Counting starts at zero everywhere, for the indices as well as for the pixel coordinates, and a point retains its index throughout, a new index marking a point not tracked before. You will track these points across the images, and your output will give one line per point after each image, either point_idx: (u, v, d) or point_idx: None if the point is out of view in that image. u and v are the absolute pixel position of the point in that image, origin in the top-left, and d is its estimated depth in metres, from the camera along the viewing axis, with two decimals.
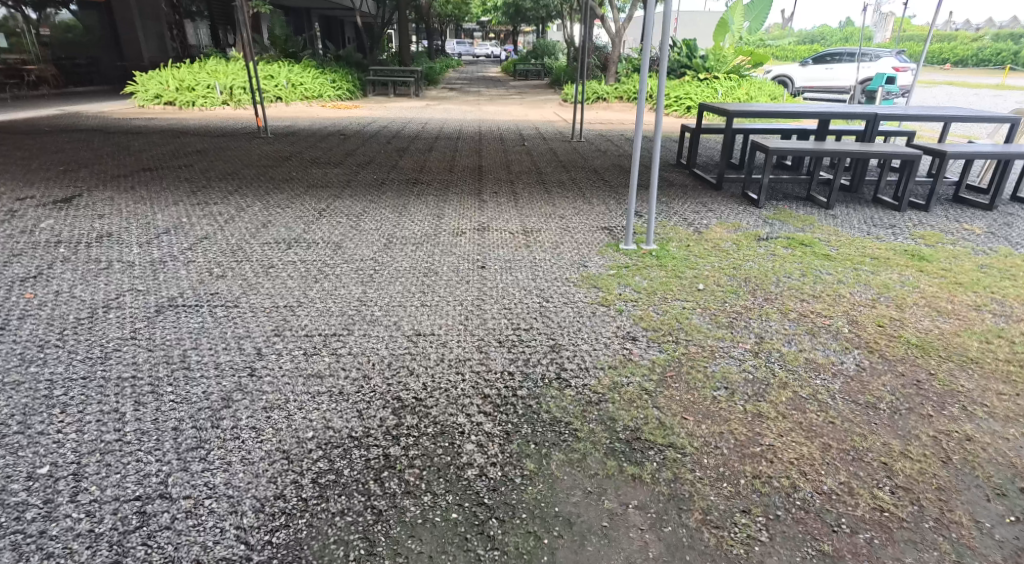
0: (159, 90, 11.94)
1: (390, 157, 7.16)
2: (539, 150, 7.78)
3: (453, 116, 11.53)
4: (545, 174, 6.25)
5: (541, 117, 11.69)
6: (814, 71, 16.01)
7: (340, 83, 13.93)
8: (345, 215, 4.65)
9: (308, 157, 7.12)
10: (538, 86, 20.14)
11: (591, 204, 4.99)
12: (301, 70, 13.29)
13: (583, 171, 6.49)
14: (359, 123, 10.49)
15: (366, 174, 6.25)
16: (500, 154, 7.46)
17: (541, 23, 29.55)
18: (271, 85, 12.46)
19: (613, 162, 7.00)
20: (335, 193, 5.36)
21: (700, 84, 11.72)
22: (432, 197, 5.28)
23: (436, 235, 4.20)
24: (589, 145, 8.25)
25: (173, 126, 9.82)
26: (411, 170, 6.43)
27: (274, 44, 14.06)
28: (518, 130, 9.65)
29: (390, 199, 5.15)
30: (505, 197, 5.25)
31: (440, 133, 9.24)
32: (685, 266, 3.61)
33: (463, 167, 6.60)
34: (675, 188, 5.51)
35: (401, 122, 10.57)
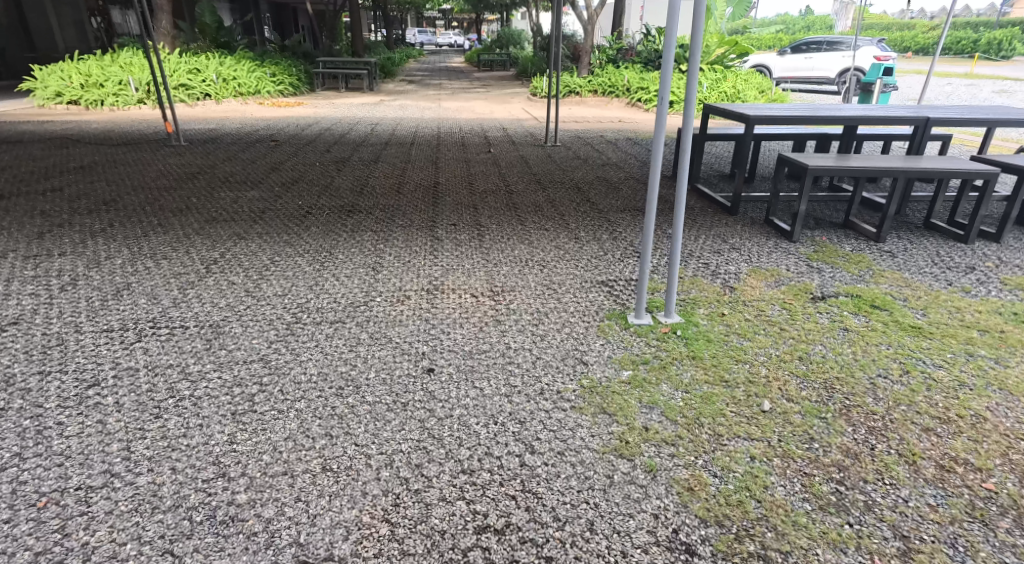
0: (61, 88, 10.44)
1: (328, 173, 5.89)
2: (507, 160, 6.59)
3: (409, 115, 10.22)
4: (518, 195, 5.05)
5: (508, 115, 10.46)
6: (793, 61, 15.09)
7: (280, 76, 12.40)
8: (246, 273, 3.43)
9: (222, 175, 5.84)
10: (504, 77, 18.95)
11: (578, 245, 3.84)
12: (235, 63, 11.76)
13: (565, 189, 5.27)
14: (297, 123, 9.07)
15: (288, 200, 4.94)
16: (461, 165, 6.23)
17: (504, 11, 28.41)
18: (197, 80, 10.90)
19: (597, 175, 5.83)
20: (240, 234, 4.09)
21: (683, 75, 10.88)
22: (368, 236, 4.03)
23: (366, 306, 2.98)
24: (565, 151, 7.08)
25: (70, 132, 8.34)
26: (350, 191, 5.20)
27: (205, 35, 12.47)
28: (482, 132, 8.43)
29: (313, 242, 3.91)
30: (465, 235, 4.04)
31: (391, 137, 7.95)
32: (729, 357, 2.41)
33: (414, 186, 5.33)
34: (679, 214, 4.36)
35: (348, 122, 9.23)
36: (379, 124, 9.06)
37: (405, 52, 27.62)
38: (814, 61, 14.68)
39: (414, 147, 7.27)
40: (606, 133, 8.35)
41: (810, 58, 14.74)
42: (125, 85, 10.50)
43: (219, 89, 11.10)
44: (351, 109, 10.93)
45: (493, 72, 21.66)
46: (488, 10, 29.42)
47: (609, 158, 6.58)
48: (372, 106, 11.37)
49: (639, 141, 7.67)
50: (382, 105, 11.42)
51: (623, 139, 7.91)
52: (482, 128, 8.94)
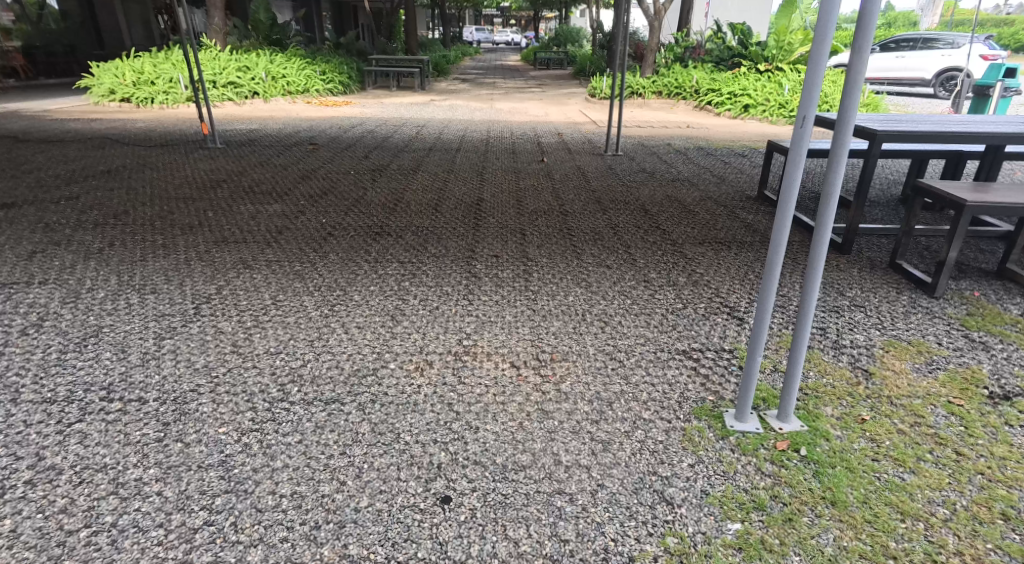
0: (113, 84, 10.24)
1: (363, 184, 5.29)
2: (561, 172, 5.83)
3: (459, 117, 9.62)
4: (573, 218, 4.30)
5: (564, 118, 9.72)
6: (882, 60, 13.83)
7: (330, 75, 11.96)
8: (246, 313, 2.82)
9: (248, 183, 5.31)
10: (560, 77, 18.20)
11: (652, 293, 3.08)
12: (284, 61, 11.37)
13: (631, 212, 4.49)
14: (342, 124, 8.61)
15: (309, 217, 4.33)
16: (510, 177, 5.55)
17: (563, 8, 27.61)
18: (246, 78, 10.52)
19: (666, 193, 5.02)
20: (248, 260, 3.49)
21: (760, 76, 10.04)
22: (391, 271, 3.37)
23: (374, 377, 2.32)
24: (628, 161, 6.31)
25: (111, 130, 8.03)
26: (382, 206, 4.59)
27: (257, 31, 12.10)
28: (536, 137, 7.74)
29: (329, 275, 3.28)
30: (508, 274, 3.31)
31: (437, 141, 7.32)
32: (888, 507, 1.70)
33: (452, 205, 4.64)
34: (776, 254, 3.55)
35: (395, 124, 8.70)
36: (426, 127, 8.48)
37: (460, 50, 27.12)
38: (906, 61, 13.36)
39: (460, 153, 6.65)
40: (674, 141, 7.54)
41: (902, 57, 13.44)
42: (174, 83, 10.24)
43: (268, 87, 10.70)
44: (399, 110, 10.41)
45: (549, 71, 20.93)
46: (546, 7, 28.58)
47: (678, 172, 5.74)
48: (422, 106, 10.83)
49: (712, 151, 6.82)
50: (432, 106, 10.89)
51: (693, 148, 7.09)
52: (536, 132, 8.23)
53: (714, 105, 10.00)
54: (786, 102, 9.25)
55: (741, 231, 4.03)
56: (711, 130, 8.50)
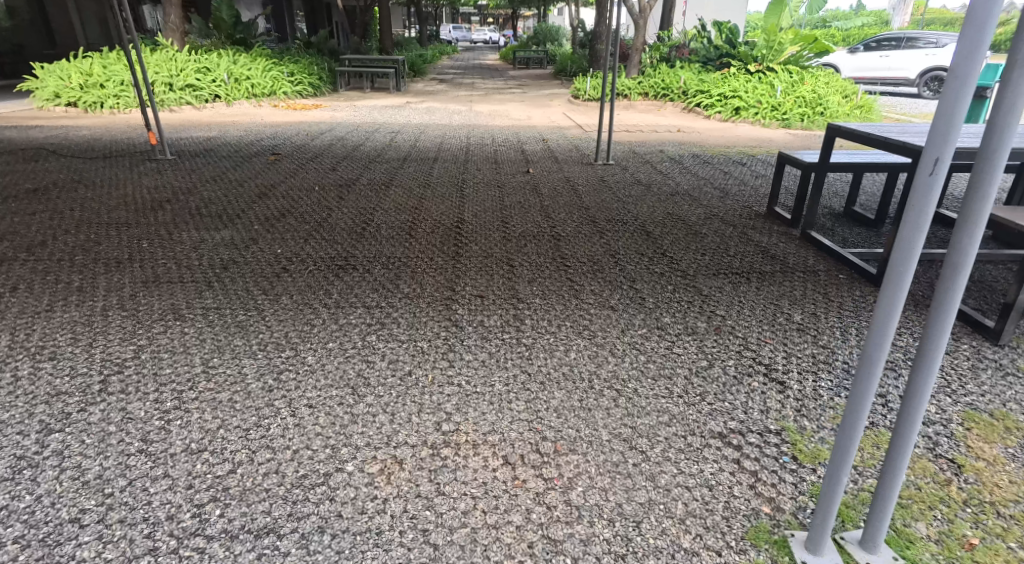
0: (58, 88, 9.49)
1: (326, 202, 4.71)
2: (549, 185, 5.31)
3: (436, 121, 9.03)
4: (566, 244, 3.78)
5: (547, 122, 9.21)
6: (864, 60, 13.36)
7: (299, 76, 11.24)
8: (167, 388, 2.30)
9: (196, 202, 4.76)
10: (541, 77, 17.68)
11: (670, 351, 2.46)
12: (249, 62, 10.66)
13: (629, 235, 3.97)
14: (308, 130, 7.97)
15: (262, 248, 3.76)
16: (493, 192, 5.03)
17: (543, 7, 27.10)
18: (207, 80, 9.84)
19: (667, 210, 4.52)
20: (179, 309, 2.96)
21: (751, 77, 9.61)
22: (352, 319, 2.82)
23: (325, 488, 1.77)
24: (622, 172, 5.82)
25: (51, 139, 7.34)
26: (350, 230, 4.04)
27: (220, 30, 11.34)
28: (520, 145, 7.21)
29: (278, 329, 2.74)
30: (495, 321, 2.77)
31: (413, 150, 6.76)
32: None
33: (425, 229, 4.08)
34: (804, 287, 2.99)
35: (366, 130, 8.08)
36: (400, 133, 7.90)
37: (438, 49, 26.50)
38: (890, 60, 12.98)
39: (438, 164, 6.10)
40: (666, 147, 7.09)
41: (885, 56, 13.06)
42: (127, 87, 9.59)
43: (231, 90, 10.01)
44: (372, 113, 9.79)
45: (530, 70, 20.39)
46: (525, 6, 28.07)
47: (676, 185, 5.25)
48: (397, 109, 10.21)
49: (710, 160, 6.34)
50: (408, 109, 10.29)
51: (688, 155, 6.62)
52: (519, 139, 7.72)
53: (704, 107, 9.55)
54: (778, 104, 8.81)
55: (759, 255, 3.46)
56: (702, 136, 8.04)
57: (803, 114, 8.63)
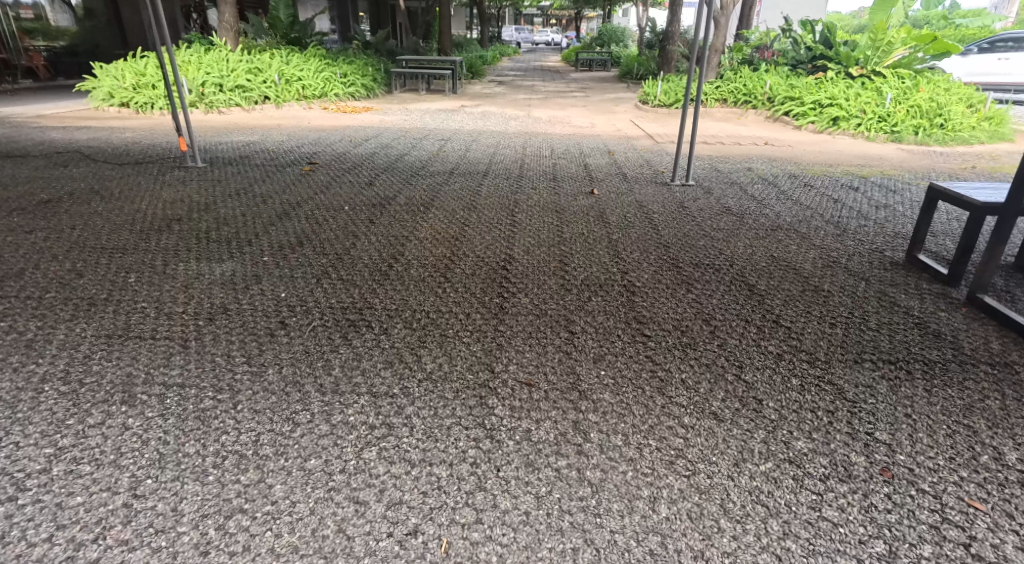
0: (112, 87, 9.06)
1: (357, 227, 3.99)
2: (618, 211, 4.45)
3: (490, 127, 8.32)
4: (645, 302, 2.93)
5: (614, 130, 8.30)
6: (980, 62, 11.84)
7: (352, 77, 10.51)
8: (64, 538, 1.54)
9: (212, 222, 4.01)
10: (606, 80, 16.71)
11: (820, 520, 1.64)
12: (302, 63, 9.97)
13: (725, 290, 3.06)
14: (355, 136, 7.37)
15: (263, 288, 3.02)
16: (550, 220, 4.21)
17: (609, 7, 26.05)
18: (257, 81, 9.09)
19: (769, 254, 3.60)
20: (133, 385, 2.13)
21: (851, 82, 8.65)
22: (350, 417, 2.01)
23: None
24: (706, 197, 4.89)
25: (87, 141, 6.87)
26: (375, 268, 3.31)
27: (275, 30, 10.73)
28: (584, 158, 6.36)
29: (248, 428, 1.93)
30: (540, 436, 1.94)
31: (462, 162, 6.03)
32: None
33: (464, 269, 3.31)
34: (985, 410, 2.13)
35: (417, 136, 7.43)
36: (451, 140, 7.21)
37: (498, 50, 25.86)
38: (1010, 63, 11.45)
39: (489, 180, 5.35)
40: (755, 165, 6.13)
41: (1004, 59, 11.53)
42: None
43: (281, 92, 9.26)
44: (424, 117, 9.15)
45: (593, 73, 19.43)
46: (590, 6, 27.04)
47: (774, 219, 4.32)
48: (450, 114, 9.55)
49: (809, 183, 5.40)
50: (464, 113, 9.62)
51: (784, 176, 5.65)
52: (583, 150, 6.89)
53: (794, 116, 8.67)
54: (885, 114, 7.86)
55: (923, 343, 2.58)
56: (796, 152, 7.02)
57: (917, 126, 7.68)
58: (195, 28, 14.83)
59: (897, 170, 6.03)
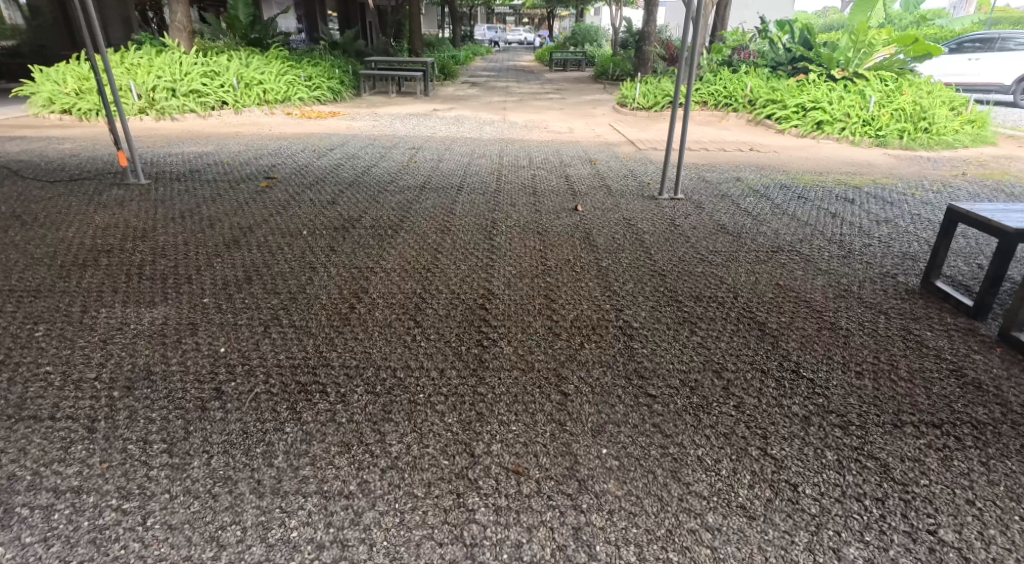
0: (53, 92, 8.44)
1: (315, 255, 3.56)
2: (604, 232, 4.06)
3: (462, 134, 7.89)
4: (647, 349, 2.55)
5: (593, 136, 7.98)
6: (952, 62, 11.73)
7: (317, 80, 9.83)
8: None
9: (146, 253, 3.58)
10: (581, 80, 16.38)
11: None
12: (263, 66, 9.27)
13: (733, 331, 2.71)
14: (317, 145, 6.87)
15: (198, 343, 2.59)
16: (533, 244, 3.81)
17: (584, 4, 25.66)
18: (214, 85, 8.40)
19: (774, 282, 3.26)
20: (14, 495, 1.76)
21: (834, 85, 8.54)
22: (291, 531, 1.66)
23: None
24: (696, 213, 4.57)
25: (18, 154, 6.29)
26: (337, 309, 2.89)
27: (234, 30, 10.07)
28: (564, 168, 6.00)
29: (157, 557, 1.59)
30: (532, 553, 1.61)
31: (434, 175, 5.59)
32: None
33: (437, 309, 2.90)
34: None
35: (385, 145, 6.96)
36: (422, 149, 6.76)
37: (471, 48, 25.38)
38: (981, 63, 11.33)
39: (464, 195, 4.92)
40: (741, 176, 5.85)
41: (975, 59, 11.41)
42: (126, 91, 7.93)
43: (240, 96, 8.54)
44: (393, 123, 8.68)
45: (568, 72, 19.08)
46: (564, 3, 26.63)
47: (773, 239, 3.98)
48: (421, 118, 9.09)
49: (804, 196, 5.09)
50: (435, 118, 9.17)
51: (774, 188, 5.36)
52: (562, 158, 6.50)
53: (777, 120, 8.62)
54: (870, 118, 7.75)
55: (967, 396, 2.22)
56: (782, 160, 6.75)
57: (901, 131, 7.53)
58: (151, 28, 14.16)
59: (889, 178, 5.78)
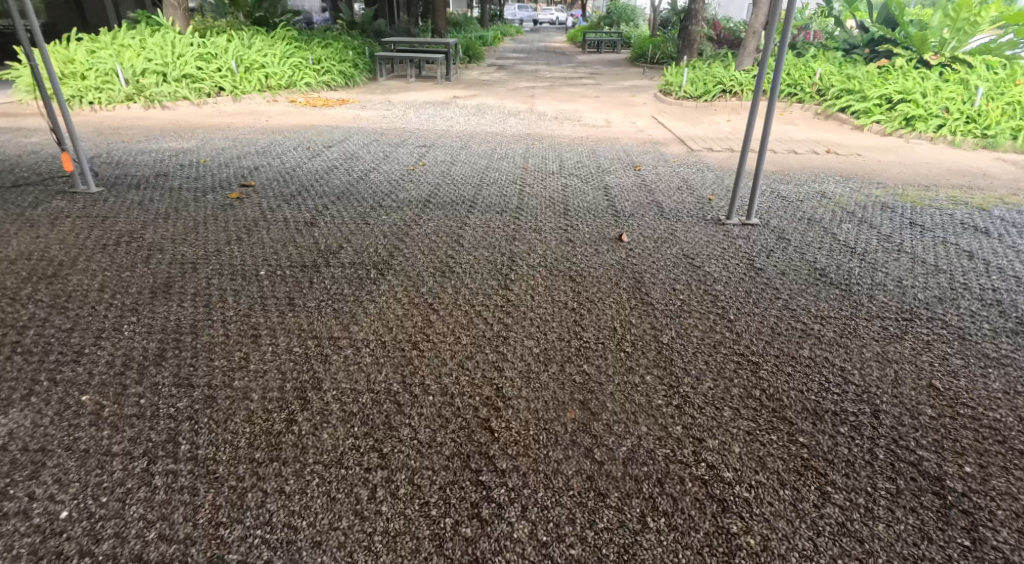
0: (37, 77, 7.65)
1: (262, 314, 2.56)
2: (661, 280, 3.00)
3: (482, 127, 6.86)
4: (753, 540, 1.55)
5: (637, 132, 6.86)
6: None
7: (326, 63, 8.87)
8: None
9: (42, 301, 2.62)
10: (618, 63, 15.10)
11: None
12: (266, 48, 8.36)
13: (888, 501, 1.68)
14: (318, 141, 5.90)
15: (30, 494, 1.62)
16: (561, 298, 2.78)
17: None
18: (210, 70, 7.51)
19: (926, 384, 2.21)
20: None
21: (930, 74, 7.44)
22: None
23: None
24: (777, 247, 3.50)
25: None
26: (273, 418, 1.91)
27: (238, 6, 9.14)
28: (604, 175, 4.92)
29: None
30: None
31: (444, 184, 4.61)
32: None
33: (416, 428, 1.87)
34: None
35: (396, 141, 5.98)
36: (435, 147, 5.78)
37: (497, 28, 24.07)
38: None
39: (475, 214, 3.92)
40: (827, 191, 4.75)
41: None
42: (111, 75, 7.00)
43: (239, 82, 7.63)
44: (406, 112, 7.68)
45: (603, 55, 17.77)
46: None
47: (893, 298, 2.89)
48: (439, 108, 8.06)
49: (914, 227, 3.97)
50: (456, 107, 8.16)
51: (875, 210, 4.28)
52: (600, 162, 5.41)
53: (854, 114, 7.44)
54: (977, 113, 6.62)
55: None
56: (875, 168, 5.55)
57: (1016, 130, 6.38)
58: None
59: (1020, 201, 4.62)
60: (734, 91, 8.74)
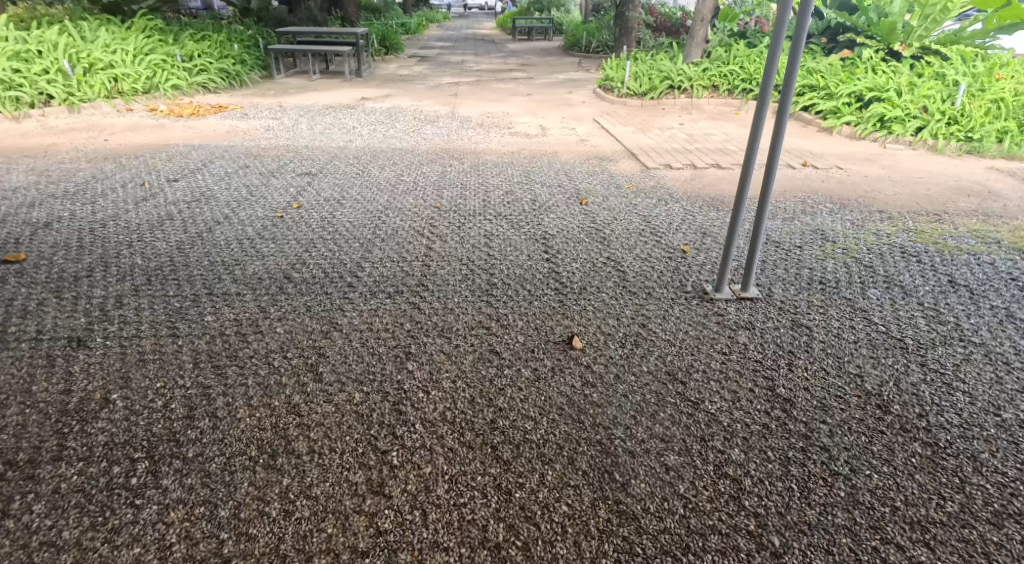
0: None
1: None
2: (639, 450, 1.82)
3: (388, 141, 5.51)
4: None
5: (578, 144, 5.68)
6: None
7: (201, 59, 7.28)
8: None
9: None
10: (552, 52, 13.90)
11: None
12: (116, 42, 6.72)
13: None
14: (159, 170, 4.41)
15: None
16: (468, 514, 1.57)
17: None
18: (32, 73, 5.84)
19: None
20: None
21: (902, 68, 6.56)
22: None
23: None
24: (794, 350, 2.40)
25: None
26: None
27: None
28: (541, 217, 3.70)
29: None
30: None
31: (319, 239, 3.29)
32: None
33: None
34: None
35: (268, 167, 4.55)
36: (321, 175, 4.41)
37: (422, 15, 22.53)
38: None
39: (354, 300, 2.63)
40: (825, 231, 3.68)
41: None
42: None
43: (76, 87, 6.00)
44: (298, 121, 6.23)
45: (535, 42, 16.52)
46: None
47: (999, 468, 1.83)
48: (340, 113, 6.64)
49: (954, 294, 2.98)
50: (363, 112, 6.75)
51: (895, 265, 3.25)
52: (535, 192, 4.19)
53: (824, 114, 6.47)
54: (959, 113, 5.74)
55: None
56: (866, 191, 4.55)
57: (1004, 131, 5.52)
58: None
59: None
60: (682, 87, 7.70)
